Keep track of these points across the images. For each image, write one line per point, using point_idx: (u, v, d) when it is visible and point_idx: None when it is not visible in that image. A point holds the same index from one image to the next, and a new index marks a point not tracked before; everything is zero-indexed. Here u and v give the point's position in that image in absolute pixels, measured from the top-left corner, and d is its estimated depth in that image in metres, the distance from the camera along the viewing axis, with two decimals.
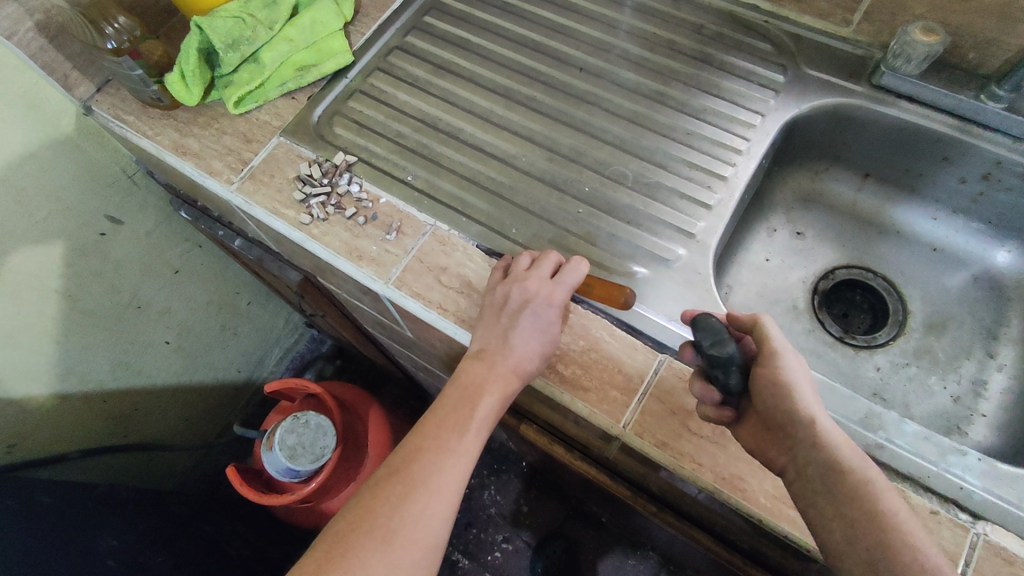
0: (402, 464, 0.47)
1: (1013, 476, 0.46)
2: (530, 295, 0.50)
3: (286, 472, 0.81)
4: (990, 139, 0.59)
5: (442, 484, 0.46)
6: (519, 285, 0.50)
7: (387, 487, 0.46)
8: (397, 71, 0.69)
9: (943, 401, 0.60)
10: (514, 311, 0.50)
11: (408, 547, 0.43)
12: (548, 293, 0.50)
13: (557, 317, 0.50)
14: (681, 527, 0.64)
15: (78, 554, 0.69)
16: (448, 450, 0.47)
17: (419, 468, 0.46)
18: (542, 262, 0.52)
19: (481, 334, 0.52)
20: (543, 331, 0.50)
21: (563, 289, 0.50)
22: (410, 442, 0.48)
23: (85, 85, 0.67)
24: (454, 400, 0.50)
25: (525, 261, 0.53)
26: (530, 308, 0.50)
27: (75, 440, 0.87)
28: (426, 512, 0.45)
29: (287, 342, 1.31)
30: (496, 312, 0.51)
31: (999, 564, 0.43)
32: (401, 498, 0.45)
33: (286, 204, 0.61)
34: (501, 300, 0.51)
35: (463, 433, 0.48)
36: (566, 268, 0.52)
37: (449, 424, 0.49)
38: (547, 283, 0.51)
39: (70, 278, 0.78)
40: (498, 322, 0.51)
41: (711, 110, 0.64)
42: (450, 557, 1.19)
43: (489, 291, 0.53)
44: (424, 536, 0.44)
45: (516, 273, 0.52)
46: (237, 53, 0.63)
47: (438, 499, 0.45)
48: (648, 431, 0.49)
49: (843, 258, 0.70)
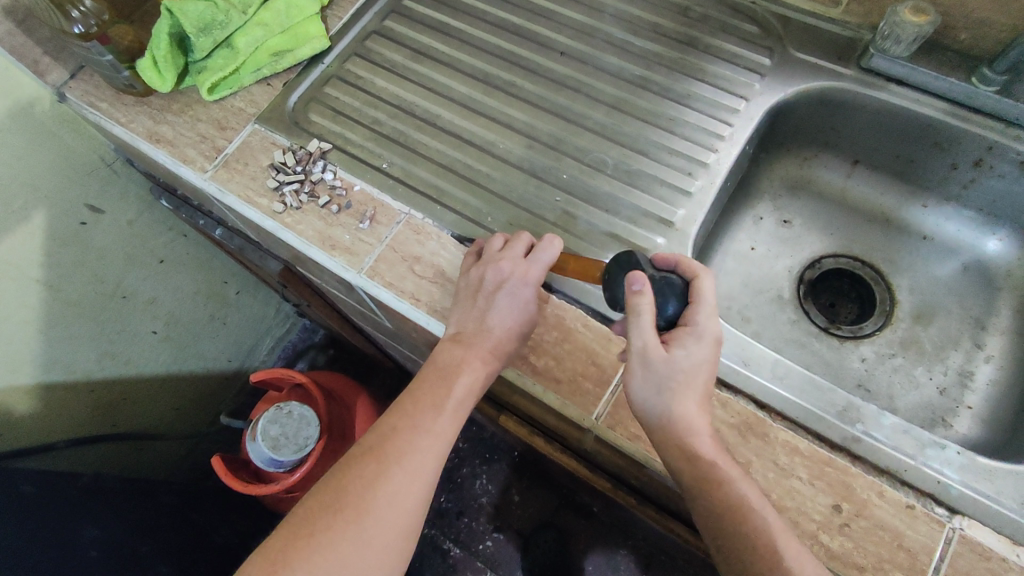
0: (376, 442, 0.46)
1: (992, 470, 0.45)
2: (505, 276, 0.49)
3: (270, 462, 0.81)
4: (982, 124, 0.57)
5: (417, 465, 0.45)
6: (495, 267, 0.49)
7: (360, 467, 0.45)
8: (374, 56, 0.68)
9: (929, 392, 0.59)
10: (490, 292, 0.49)
11: (380, 528, 0.43)
12: (522, 272, 0.49)
13: (533, 297, 0.50)
14: (661, 520, 0.65)
15: (60, 544, 0.69)
16: (424, 430, 0.46)
17: (394, 447, 0.45)
18: (516, 244, 0.51)
19: (457, 316, 0.50)
20: (520, 312, 0.49)
21: (538, 270, 0.49)
22: (386, 421, 0.47)
23: (58, 70, 0.65)
24: (430, 379, 0.48)
25: (498, 242, 0.52)
26: (506, 288, 0.49)
27: (57, 430, 0.85)
28: (399, 493, 0.44)
29: (277, 332, 1.31)
30: (471, 295, 0.50)
31: (974, 559, 0.42)
32: (373, 478, 0.44)
33: (260, 193, 0.59)
34: (477, 282, 0.50)
35: (439, 413, 0.47)
36: (539, 247, 0.51)
37: (425, 404, 0.47)
38: (522, 263, 0.50)
39: (51, 268, 0.77)
40: (474, 304, 0.50)
41: (695, 95, 0.62)
42: (441, 545, 1.20)
43: (464, 273, 0.51)
44: (397, 517, 0.43)
45: (490, 255, 0.51)
46: (211, 38, 0.61)
47: (412, 480, 0.45)
48: (621, 423, 0.48)
49: (830, 246, 0.69)
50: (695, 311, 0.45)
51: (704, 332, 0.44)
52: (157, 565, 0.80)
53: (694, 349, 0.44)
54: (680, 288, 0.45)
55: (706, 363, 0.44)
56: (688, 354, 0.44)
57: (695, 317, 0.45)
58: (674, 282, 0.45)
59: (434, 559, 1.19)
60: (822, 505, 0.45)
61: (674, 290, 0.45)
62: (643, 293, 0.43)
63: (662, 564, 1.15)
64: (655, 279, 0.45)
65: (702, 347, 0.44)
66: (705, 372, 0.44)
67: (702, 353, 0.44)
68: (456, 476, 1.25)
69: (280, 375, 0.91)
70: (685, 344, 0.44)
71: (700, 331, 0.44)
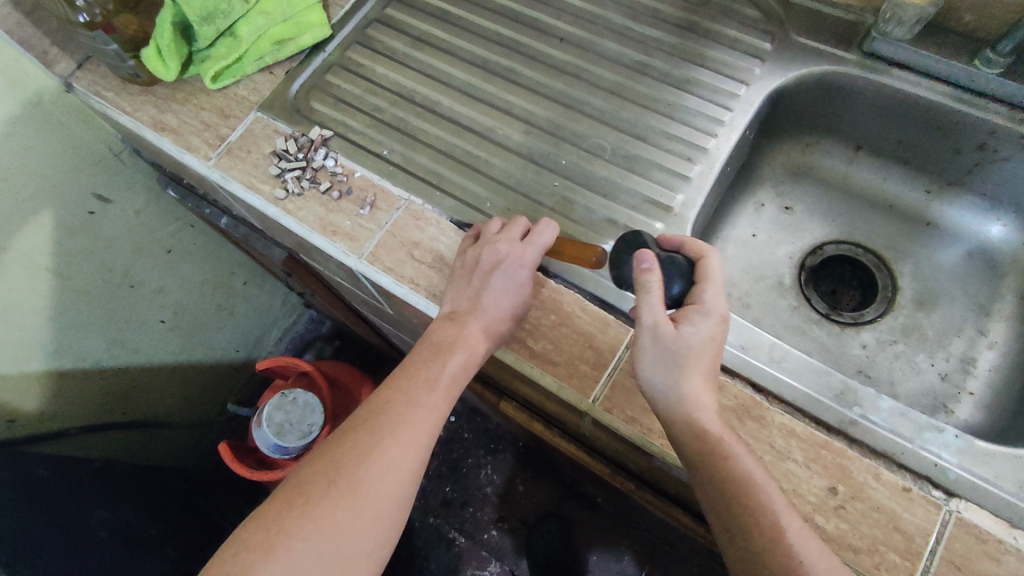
0: (371, 414, 0.47)
1: (991, 454, 0.45)
2: (502, 257, 0.49)
3: (274, 448, 0.82)
4: (986, 108, 0.56)
5: (410, 437, 0.46)
6: (491, 248, 0.50)
7: (356, 438, 0.45)
8: (375, 44, 0.68)
9: (930, 378, 0.59)
10: (486, 272, 0.50)
11: (374, 497, 0.43)
12: (519, 253, 0.50)
13: (529, 278, 0.50)
14: (659, 505, 0.65)
15: (70, 527, 0.70)
16: (418, 403, 0.47)
17: (389, 420, 0.46)
18: (511, 229, 0.51)
19: (452, 295, 0.51)
20: (516, 292, 0.50)
21: (534, 252, 0.50)
22: (380, 395, 0.48)
23: (65, 61, 0.66)
24: (425, 355, 0.49)
25: (495, 225, 0.52)
26: (502, 269, 0.49)
27: (70, 416, 0.87)
28: (392, 464, 0.44)
29: (285, 323, 1.32)
30: (467, 275, 0.51)
31: (972, 542, 0.42)
32: (369, 448, 0.45)
33: (262, 179, 0.60)
34: (473, 263, 0.50)
35: (433, 388, 0.48)
36: (536, 230, 0.51)
37: (420, 380, 0.48)
38: (519, 246, 0.50)
39: (60, 257, 0.78)
40: (469, 283, 0.50)
41: (695, 81, 0.62)
42: (447, 534, 1.21)
43: (460, 255, 0.52)
44: (392, 487, 0.44)
45: (487, 237, 0.51)
46: (213, 26, 0.62)
47: (406, 452, 0.45)
48: (618, 406, 0.49)
49: (832, 233, 0.69)
50: (702, 288, 0.45)
51: (711, 309, 0.44)
52: (165, 547, 0.83)
53: (702, 324, 0.44)
54: (687, 268, 0.46)
55: (712, 339, 0.44)
56: (695, 330, 0.44)
57: (701, 293, 0.45)
58: (678, 262, 0.46)
59: (440, 548, 1.20)
60: (818, 487, 0.45)
61: (681, 270, 0.46)
62: (653, 270, 0.44)
63: (667, 554, 1.15)
64: (663, 258, 0.46)
65: (711, 323, 0.44)
66: (713, 347, 0.44)
67: (709, 329, 0.44)
68: (462, 466, 1.26)
69: (286, 363, 0.92)
70: (693, 321, 0.44)
71: (707, 307, 0.44)
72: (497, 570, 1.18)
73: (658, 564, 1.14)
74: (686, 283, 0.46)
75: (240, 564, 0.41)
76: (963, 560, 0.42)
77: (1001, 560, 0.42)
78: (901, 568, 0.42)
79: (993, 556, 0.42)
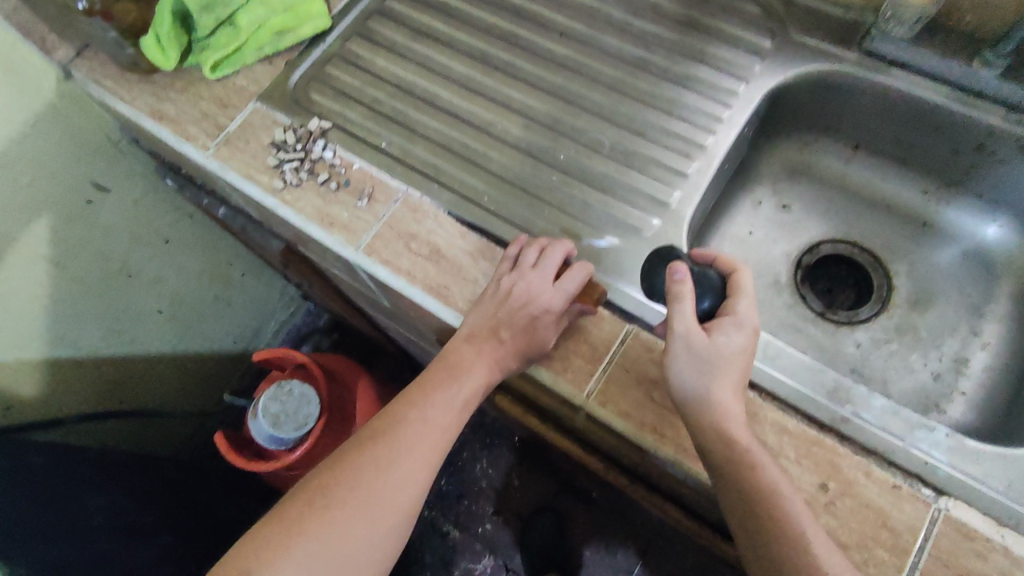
0: (389, 426, 0.47)
1: (981, 453, 0.45)
2: (532, 298, 0.48)
3: (270, 439, 0.82)
4: (985, 109, 0.56)
5: (425, 454, 0.46)
6: (525, 286, 0.49)
7: (373, 449, 0.45)
8: (376, 37, 0.68)
9: (923, 377, 0.59)
10: (514, 309, 0.49)
11: (389, 511, 0.44)
12: (547, 298, 0.48)
13: (552, 323, 0.49)
14: (652, 501, 0.65)
15: (66, 514, 0.71)
16: (434, 421, 0.48)
17: (405, 435, 0.46)
18: (550, 257, 0.51)
19: (473, 318, 0.50)
20: (535, 336, 0.48)
21: (561, 298, 0.48)
22: (397, 408, 0.48)
23: (64, 48, 0.68)
24: (441, 374, 0.49)
25: (531, 256, 0.51)
26: (528, 310, 0.48)
27: (66, 404, 0.87)
28: (408, 479, 0.45)
29: (282, 315, 1.33)
30: (494, 304, 0.50)
31: (959, 539, 0.43)
32: (386, 461, 0.45)
33: (261, 170, 0.60)
34: (504, 294, 0.50)
35: (449, 408, 0.48)
36: (568, 273, 0.50)
37: (437, 398, 0.48)
38: (549, 289, 0.49)
39: (57, 245, 0.78)
40: (494, 314, 0.49)
41: (694, 77, 0.62)
42: (441, 528, 1.21)
43: (494, 280, 0.51)
44: (405, 503, 0.45)
45: (523, 269, 0.50)
46: (214, 14, 0.62)
47: (421, 468, 0.46)
48: (611, 401, 0.49)
49: (829, 232, 0.69)
50: (735, 300, 0.47)
51: (745, 320, 0.46)
52: (160, 536, 0.83)
53: (734, 335, 0.45)
54: (720, 282, 0.47)
55: (745, 351, 0.45)
56: (729, 340, 0.45)
57: (735, 305, 0.46)
58: (712, 276, 0.47)
59: (434, 540, 1.21)
60: (809, 484, 0.45)
61: (715, 280, 0.47)
62: (685, 281, 0.46)
63: (661, 550, 1.15)
64: (696, 272, 0.47)
65: (744, 334, 0.45)
66: (745, 359, 0.45)
67: (743, 341, 0.45)
68: (456, 460, 1.27)
69: (282, 354, 0.92)
70: (726, 330, 0.45)
71: (741, 319, 0.46)
72: (490, 563, 1.18)
73: (651, 560, 1.15)
74: (720, 293, 0.47)
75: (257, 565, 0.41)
76: (950, 558, 0.42)
77: (987, 557, 0.42)
78: (889, 564, 0.42)
79: (980, 553, 0.42)
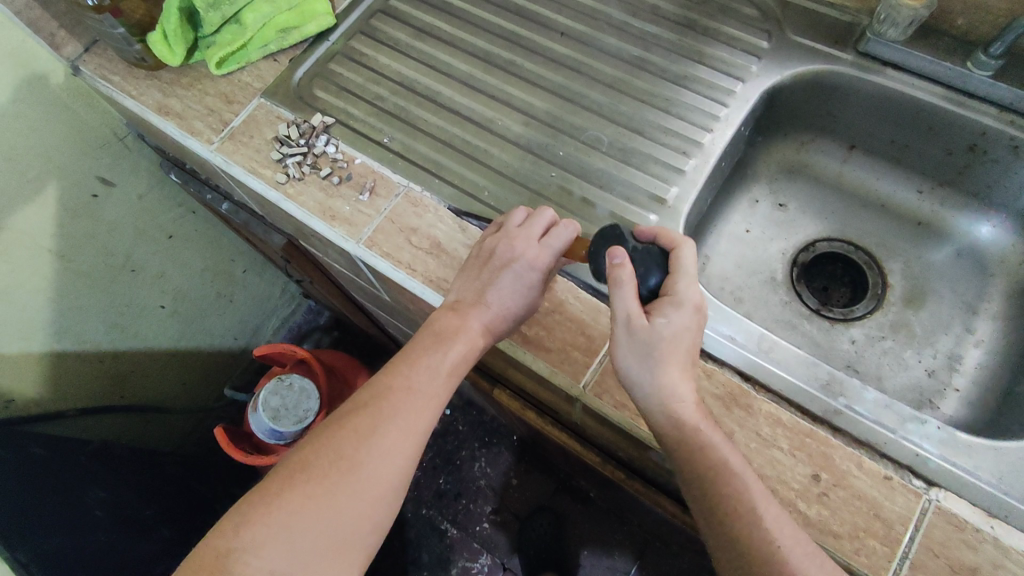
0: (372, 397, 0.47)
1: (971, 445, 0.46)
2: (516, 254, 0.49)
3: (271, 433, 0.83)
4: (978, 110, 0.57)
5: (409, 424, 0.46)
6: (507, 244, 0.49)
7: (355, 420, 0.46)
8: (379, 35, 0.69)
9: (917, 374, 0.60)
10: (497, 268, 0.49)
11: (371, 482, 0.44)
12: (533, 255, 0.49)
13: (538, 280, 0.49)
14: (647, 493, 0.65)
15: (68, 505, 0.71)
16: (418, 391, 0.48)
17: (388, 405, 0.47)
18: (537, 218, 0.51)
19: (460, 284, 0.51)
20: (521, 295, 0.49)
21: (547, 255, 0.49)
22: (380, 379, 0.48)
23: (73, 44, 0.67)
24: (425, 342, 0.49)
25: (517, 217, 0.52)
26: (512, 269, 0.49)
27: (68, 397, 0.88)
28: (391, 450, 0.45)
29: (284, 313, 1.33)
30: (478, 266, 0.51)
31: (950, 530, 0.43)
32: (368, 431, 0.45)
33: (264, 164, 0.61)
34: (488, 255, 0.50)
35: (434, 376, 0.48)
36: (553, 231, 0.50)
37: (421, 368, 0.48)
38: (535, 246, 0.49)
39: (63, 239, 0.79)
40: (479, 276, 0.50)
41: (692, 76, 0.63)
42: (439, 526, 1.21)
43: (478, 244, 0.52)
44: (390, 474, 0.45)
45: (508, 229, 0.51)
46: (219, 13, 0.62)
47: (404, 438, 0.46)
48: (608, 392, 0.50)
49: (825, 230, 0.70)
50: (675, 280, 0.45)
51: (684, 299, 0.44)
52: (159, 529, 0.84)
53: (676, 315, 0.44)
54: (660, 258, 0.46)
55: (688, 329, 0.44)
56: (669, 322, 0.44)
57: (674, 287, 0.45)
58: (653, 252, 0.46)
59: (431, 538, 1.21)
60: (802, 474, 0.46)
61: (654, 258, 0.46)
62: (624, 264, 0.44)
63: (658, 550, 1.16)
64: (636, 248, 0.46)
65: (684, 314, 0.44)
66: (689, 337, 0.44)
67: (683, 320, 0.44)
68: (455, 459, 1.27)
69: (283, 349, 0.92)
70: (667, 313, 0.44)
71: (680, 299, 0.44)
72: (488, 562, 1.19)
73: (648, 561, 1.15)
74: (660, 275, 0.46)
75: (238, 539, 0.41)
76: (941, 548, 0.43)
77: (978, 547, 0.43)
78: (881, 554, 0.43)
79: (970, 543, 0.43)
